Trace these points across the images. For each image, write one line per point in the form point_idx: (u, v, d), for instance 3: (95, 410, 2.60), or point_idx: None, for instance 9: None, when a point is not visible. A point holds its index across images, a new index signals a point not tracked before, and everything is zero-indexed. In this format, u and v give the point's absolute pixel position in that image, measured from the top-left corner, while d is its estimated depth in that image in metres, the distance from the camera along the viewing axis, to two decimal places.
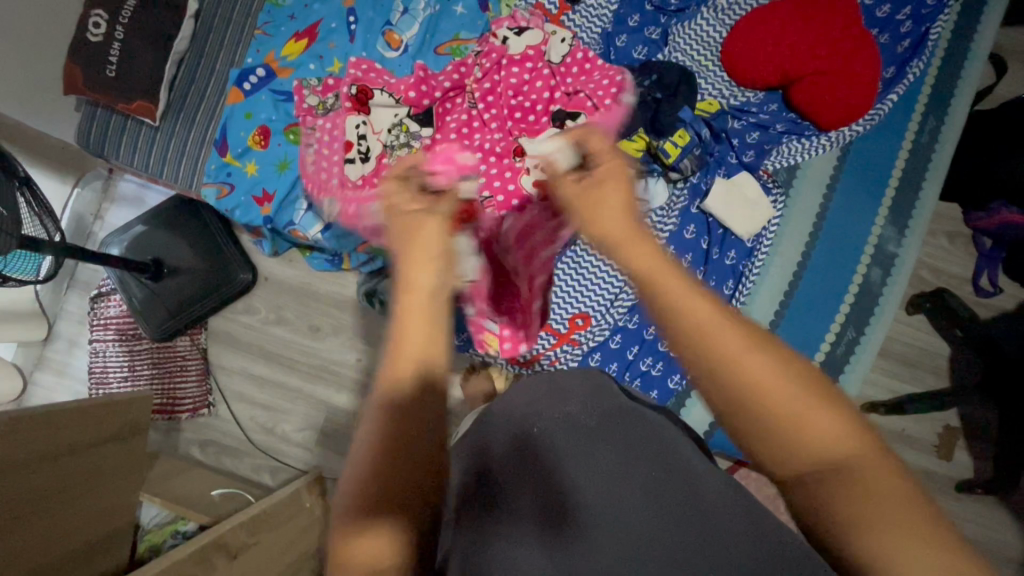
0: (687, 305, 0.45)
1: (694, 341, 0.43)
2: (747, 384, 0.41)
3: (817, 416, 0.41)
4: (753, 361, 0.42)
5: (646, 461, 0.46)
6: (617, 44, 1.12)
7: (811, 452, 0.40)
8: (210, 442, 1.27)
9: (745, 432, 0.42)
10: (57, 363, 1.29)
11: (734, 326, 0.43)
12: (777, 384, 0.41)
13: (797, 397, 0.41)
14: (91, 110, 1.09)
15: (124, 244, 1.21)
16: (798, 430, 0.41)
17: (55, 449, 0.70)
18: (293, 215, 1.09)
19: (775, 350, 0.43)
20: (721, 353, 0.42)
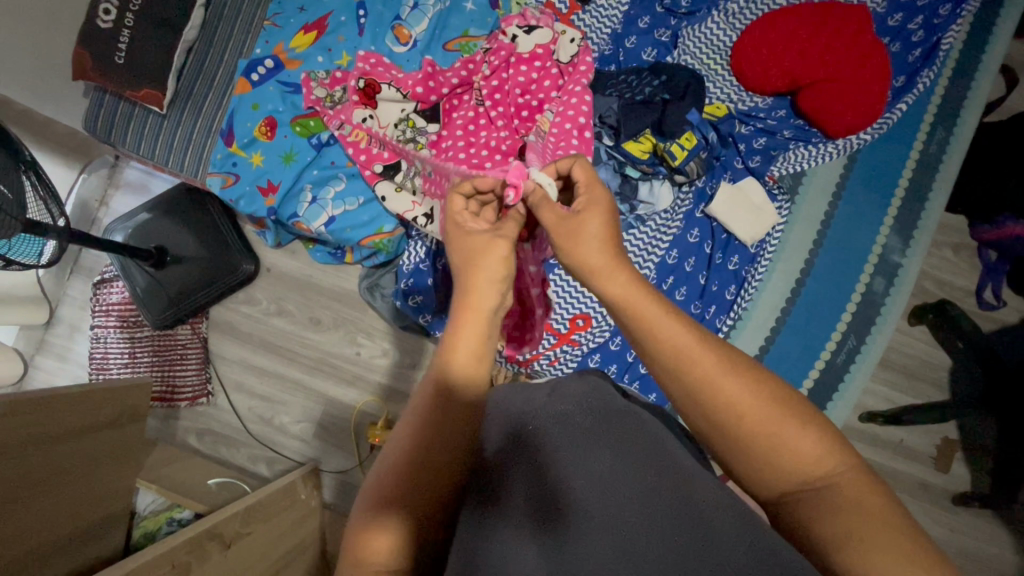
0: (666, 337, 0.48)
1: (676, 370, 0.47)
2: (722, 406, 0.45)
3: (787, 433, 0.44)
4: (729, 389, 0.45)
5: (642, 463, 0.46)
6: (626, 46, 1.12)
7: (779, 464, 0.44)
8: (208, 431, 1.27)
9: (721, 447, 0.46)
10: (58, 348, 1.29)
11: (709, 349, 0.47)
12: (749, 405, 0.44)
13: (768, 416, 0.44)
14: (99, 96, 1.09)
15: (128, 232, 1.22)
16: (767, 446, 0.44)
17: (54, 433, 0.70)
18: (297, 207, 1.09)
19: (747, 371, 0.46)
20: (698, 377, 0.46)
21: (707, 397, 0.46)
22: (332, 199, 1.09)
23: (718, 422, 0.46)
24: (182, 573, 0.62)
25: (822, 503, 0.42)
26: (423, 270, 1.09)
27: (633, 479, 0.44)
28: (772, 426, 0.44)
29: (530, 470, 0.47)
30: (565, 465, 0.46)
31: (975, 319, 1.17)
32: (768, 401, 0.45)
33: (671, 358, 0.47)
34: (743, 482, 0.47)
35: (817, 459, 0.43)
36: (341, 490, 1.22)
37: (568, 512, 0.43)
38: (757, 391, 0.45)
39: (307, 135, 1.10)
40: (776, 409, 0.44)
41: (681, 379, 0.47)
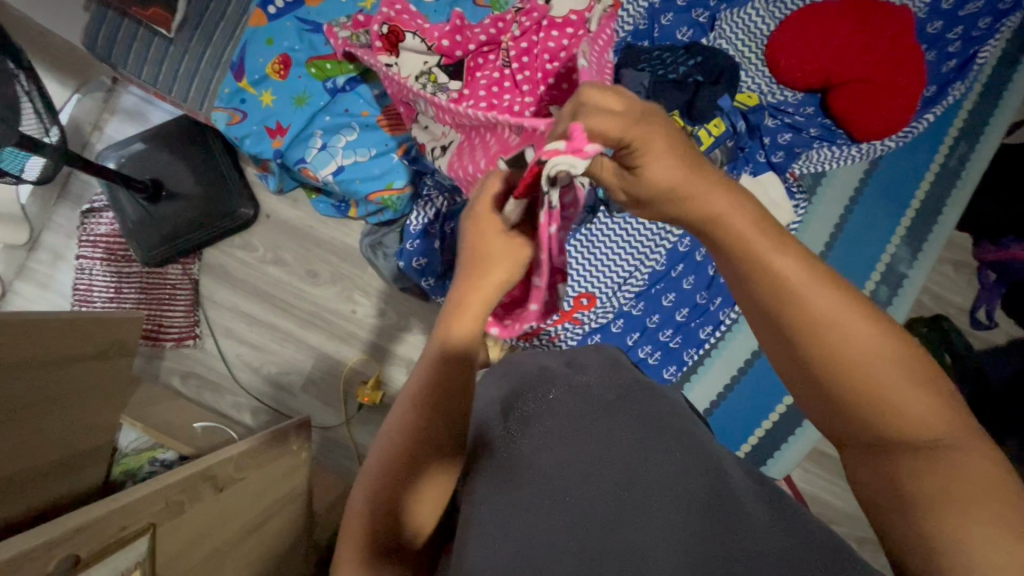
0: (783, 268, 0.43)
1: (788, 303, 0.43)
2: (830, 351, 0.42)
3: (898, 392, 0.41)
4: (844, 332, 0.42)
5: (670, 442, 0.46)
6: (662, 22, 1.08)
7: (881, 422, 0.41)
8: (192, 374, 1.24)
9: (818, 390, 0.43)
10: (40, 275, 1.24)
11: (827, 290, 0.43)
12: (873, 361, 0.41)
13: (883, 368, 0.41)
14: (102, 11, 1.02)
15: (121, 160, 1.16)
16: (873, 398, 0.41)
17: (43, 359, 0.67)
18: (305, 153, 1.04)
19: (873, 322, 0.42)
20: (810, 318, 0.42)
21: (816, 340, 0.42)
22: (343, 147, 1.05)
23: (821, 365, 0.42)
24: (176, 511, 0.60)
25: (917, 462, 0.39)
26: (430, 233, 1.05)
27: (657, 458, 0.44)
28: (885, 381, 0.41)
29: (543, 435, 0.46)
30: (593, 433, 0.46)
31: (966, 337, 1.19)
32: (896, 359, 0.41)
33: (789, 289, 0.43)
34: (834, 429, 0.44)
35: (927, 422, 0.40)
36: (326, 445, 1.21)
37: (584, 483, 0.43)
38: (879, 342, 0.41)
39: (322, 79, 1.05)
40: (896, 364, 0.41)
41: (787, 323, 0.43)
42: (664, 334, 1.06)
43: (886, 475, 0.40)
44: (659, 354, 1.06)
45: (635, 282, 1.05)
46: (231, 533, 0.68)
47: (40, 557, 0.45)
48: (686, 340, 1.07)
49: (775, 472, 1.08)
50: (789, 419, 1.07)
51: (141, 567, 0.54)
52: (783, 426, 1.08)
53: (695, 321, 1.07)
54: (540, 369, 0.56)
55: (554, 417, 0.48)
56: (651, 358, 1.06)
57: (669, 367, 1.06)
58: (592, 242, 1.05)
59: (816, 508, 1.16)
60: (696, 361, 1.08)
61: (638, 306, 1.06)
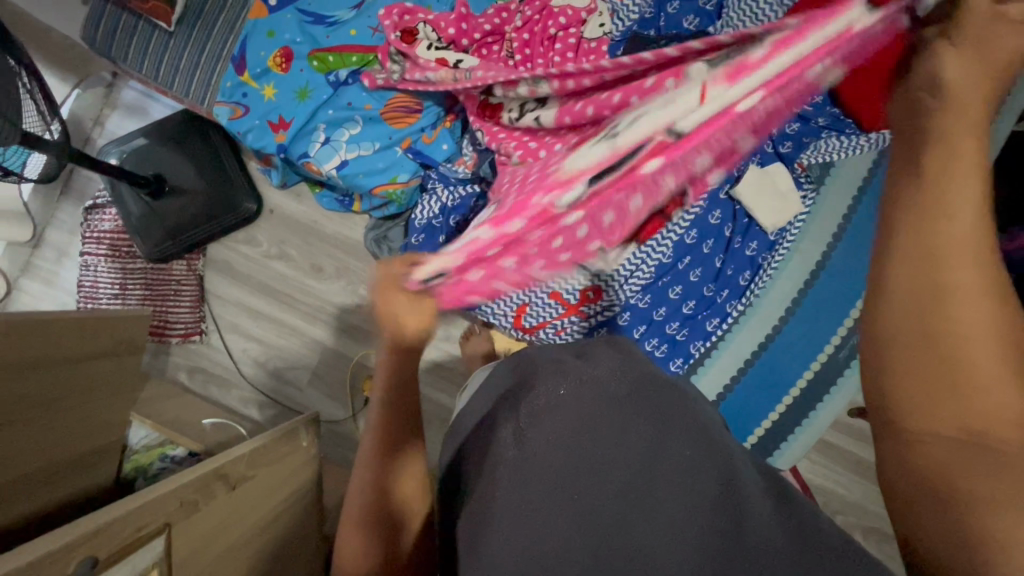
0: (954, 218, 0.34)
1: (929, 256, 0.35)
2: (952, 326, 0.34)
3: (1001, 391, 0.33)
4: (978, 307, 0.33)
5: (682, 437, 0.45)
6: (668, 11, 1.05)
7: (964, 414, 0.34)
8: (199, 370, 1.24)
9: (895, 363, 0.36)
10: (44, 272, 1.24)
11: (980, 257, 0.34)
12: (984, 347, 0.33)
13: (996, 358, 0.33)
14: (101, 5, 1.02)
15: (124, 155, 1.16)
16: (966, 388, 0.34)
17: (52, 359, 0.68)
18: (309, 147, 1.03)
19: (1006, 303, 0.34)
20: (944, 283, 0.34)
21: (937, 308, 0.34)
22: (346, 141, 1.04)
23: (935, 340, 0.34)
24: (189, 512, 0.60)
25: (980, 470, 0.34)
26: (435, 227, 1.05)
27: (671, 455, 0.44)
28: (992, 373, 0.33)
29: (556, 433, 0.46)
30: (605, 426, 0.46)
31: None
32: (1009, 352, 0.33)
33: (929, 247, 0.35)
34: (895, 410, 0.37)
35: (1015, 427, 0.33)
36: (333, 439, 1.22)
37: (597, 480, 0.43)
38: (1005, 330, 0.34)
39: (324, 71, 1.03)
40: (1009, 369, 0.33)
41: (917, 284, 0.35)
42: (671, 327, 1.06)
43: (928, 472, 0.35)
44: (665, 346, 1.07)
45: (642, 273, 1.04)
46: (243, 531, 0.69)
47: (59, 560, 0.46)
48: (692, 332, 1.07)
49: (782, 463, 1.09)
50: (796, 411, 1.07)
51: (158, 566, 0.54)
52: (789, 418, 1.08)
53: (702, 313, 1.06)
54: (550, 362, 0.56)
55: (567, 414, 0.47)
56: (658, 350, 1.06)
57: (676, 360, 1.06)
58: None
59: (821, 498, 1.16)
60: (702, 354, 1.08)
61: (645, 299, 1.06)
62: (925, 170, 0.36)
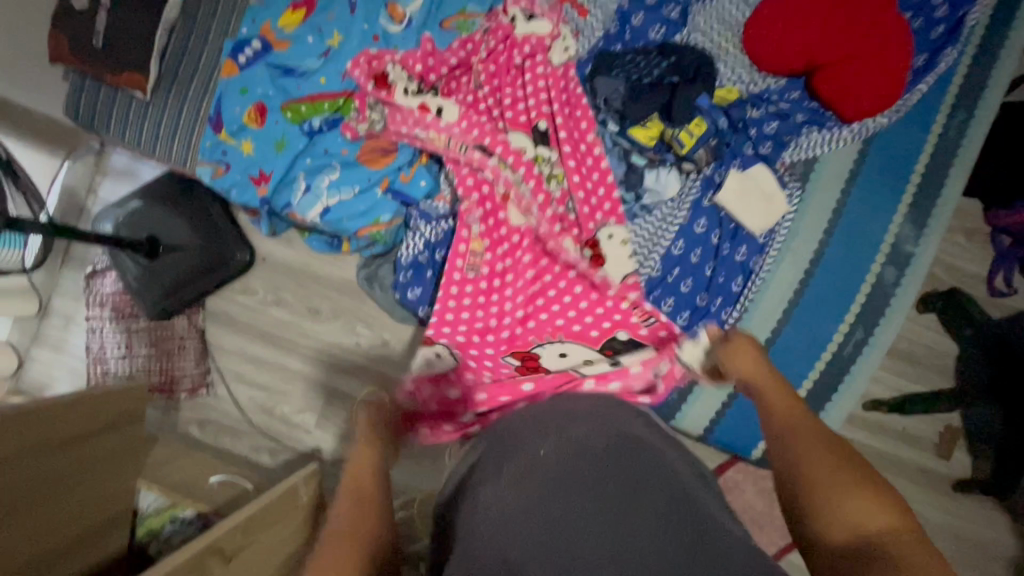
0: (784, 416, 0.67)
1: (780, 435, 0.65)
2: (801, 458, 0.61)
3: (850, 495, 0.55)
4: (810, 451, 0.61)
5: (657, 487, 0.53)
6: (634, 23, 1.04)
7: (839, 517, 0.54)
8: (209, 421, 1.27)
9: (793, 499, 0.58)
10: (54, 339, 1.27)
11: (808, 428, 0.64)
12: (826, 471, 0.58)
13: (837, 475, 0.57)
14: (80, 81, 1.05)
15: (119, 219, 1.17)
16: (829, 500, 0.56)
17: (55, 443, 0.71)
18: (291, 197, 1.05)
19: (836, 451, 0.60)
20: (790, 442, 0.63)
21: (793, 456, 0.61)
22: (327, 188, 1.04)
23: (799, 474, 0.59)
24: None
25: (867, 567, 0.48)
26: (422, 262, 1.08)
27: (641, 504, 0.51)
28: (840, 488, 0.56)
29: (539, 485, 0.55)
30: (588, 480, 0.54)
31: (984, 305, 1.17)
32: (847, 475, 0.57)
33: (777, 431, 0.65)
34: (806, 538, 0.55)
35: (871, 519, 0.52)
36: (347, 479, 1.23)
37: (581, 532, 0.50)
38: (838, 464, 0.59)
39: (298, 121, 1.04)
40: (853, 485, 0.56)
41: (779, 445, 0.64)
42: None
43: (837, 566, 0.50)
44: None
45: None
46: None
47: None
48: None
49: None
50: None
51: None
52: None
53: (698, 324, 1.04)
54: (534, 423, 0.64)
55: (550, 472, 0.55)
56: None
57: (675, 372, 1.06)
58: None
59: None
60: None
61: None
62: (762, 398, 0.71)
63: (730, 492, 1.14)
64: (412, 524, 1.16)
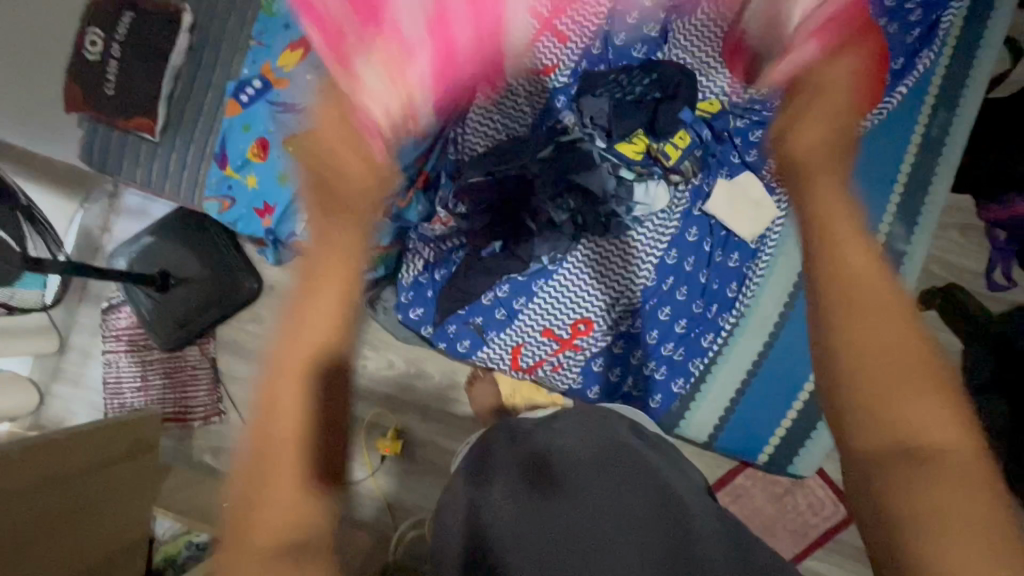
0: (873, 333, 0.54)
1: (859, 360, 0.53)
2: (868, 369, 0.53)
3: (920, 413, 0.51)
4: (890, 376, 0.52)
5: (642, 484, 0.61)
6: (616, 44, 1.10)
7: (911, 439, 0.50)
8: (222, 449, 1.29)
9: (847, 415, 0.53)
10: (72, 374, 1.32)
11: (896, 333, 0.54)
12: (902, 388, 0.52)
13: (912, 389, 0.52)
14: (93, 127, 1.11)
15: (133, 256, 1.23)
16: (900, 425, 0.51)
17: (66, 473, 0.75)
18: (295, 226, 1.09)
19: (918, 358, 0.53)
20: (867, 363, 0.53)
21: (864, 375, 0.53)
22: None
23: (864, 396, 0.52)
24: None
25: (922, 478, 0.49)
26: (422, 283, 1.11)
27: (627, 512, 0.58)
28: (911, 411, 0.51)
29: (538, 483, 0.63)
30: (582, 478, 0.62)
31: (983, 300, 1.17)
32: (925, 388, 0.52)
33: (856, 354, 0.53)
34: (857, 460, 0.52)
35: (942, 436, 0.50)
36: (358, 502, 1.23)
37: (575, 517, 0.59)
38: (920, 382, 0.52)
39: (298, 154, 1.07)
40: (929, 395, 0.52)
41: (859, 366, 0.53)
42: (666, 348, 1.07)
43: (896, 516, 0.49)
44: (664, 369, 1.07)
45: (627, 300, 1.07)
46: None
47: None
48: (689, 350, 1.07)
49: (803, 470, 1.08)
50: (806, 419, 1.07)
51: None
52: (804, 424, 1.07)
53: (695, 331, 1.07)
54: (530, 439, 0.69)
55: (547, 472, 0.64)
56: (657, 373, 1.07)
57: (677, 380, 1.07)
58: (569, 283, 1.08)
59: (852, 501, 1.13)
60: (702, 371, 1.08)
61: (635, 324, 1.07)
62: (845, 294, 0.56)
63: (739, 498, 1.14)
64: (423, 543, 1.17)
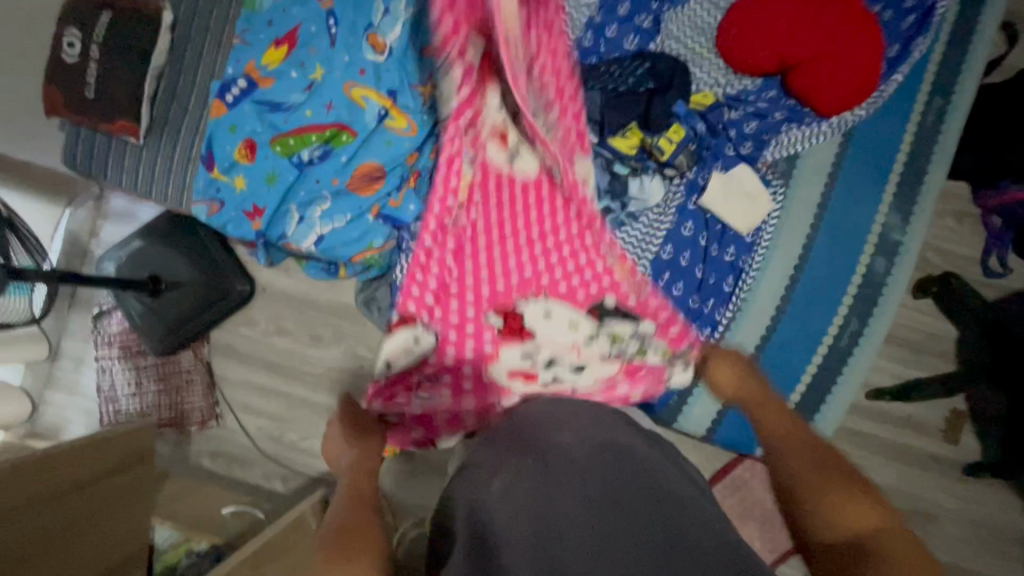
0: (788, 438, 0.74)
1: (781, 454, 0.72)
2: (794, 470, 0.69)
3: (842, 497, 0.63)
4: (805, 469, 0.68)
5: (633, 486, 0.61)
6: (608, 35, 1.06)
7: (838, 517, 0.62)
8: (220, 453, 1.29)
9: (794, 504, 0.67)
10: (66, 382, 1.31)
11: (810, 444, 0.72)
12: (820, 478, 0.66)
13: (827, 479, 0.66)
14: (76, 131, 1.09)
15: (122, 260, 1.20)
16: (829, 505, 0.63)
17: (62, 489, 0.74)
18: (286, 227, 1.08)
19: (835, 463, 0.68)
20: (790, 463, 0.70)
21: (789, 471, 0.70)
22: (320, 217, 1.08)
23: (796, 487, 0.68)
24: None
25: (851, 547, 0.59)
26: None
27: (626, 508, 0.58)
28: (830, 494, 0.64)
29: (532, 491, 0.61)
30: (572, 484, 0.61)
31: (978, 287, 1.17)
32: (842, 481, 0.65)
33: (781, 451, 0.73)
34: (806, 538, 0.64)
35: (864, 520, 0.61)
36: None
37: (564, 522, 0.57)
38: (838, 478, 0.66)
39: (287, 155, 1.05)
40: (846, 485, 0.65)
41: (790, 464, 0.70)
42: None
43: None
44: None
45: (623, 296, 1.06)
46: None
47: None
48: None
49: None
50: (805, 408, 1.07)
51: None
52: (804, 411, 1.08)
53: (692, 326, 1.06)
54: (528, 441, 0.69)
55: (541, 476, 0.62)
56: None
57: None
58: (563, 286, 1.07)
59: None
60: None
61: None
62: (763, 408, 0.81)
63: (738, 490, 1.15)
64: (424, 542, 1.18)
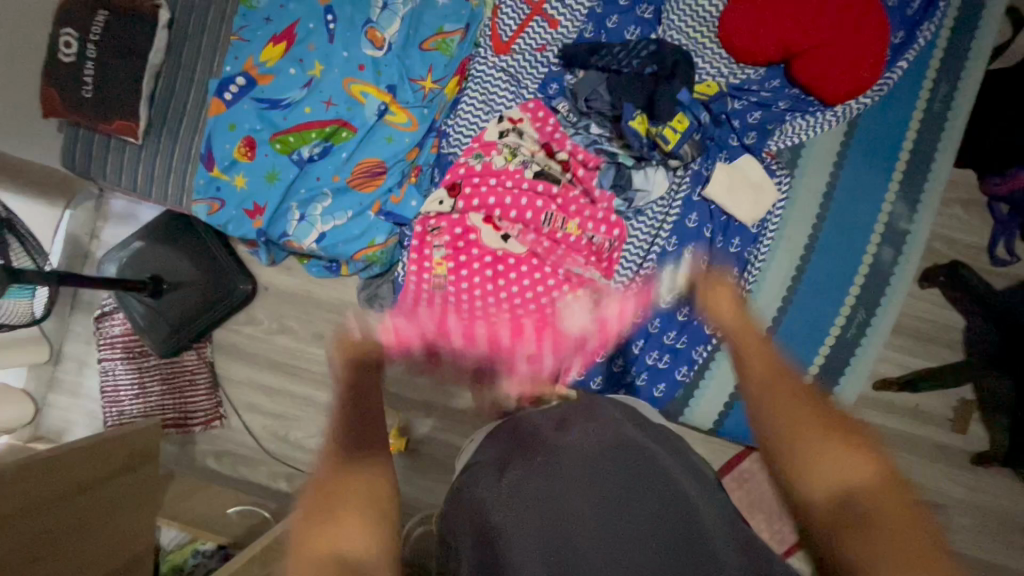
0: (774, 379, 0.68)
1: (767, 401, 0.67)
2: (781, 420, 0.63)
3: (834, 449, 0.59)
4: (795, 416, 0.63)
5: (645, 486, 0.58)
6: (609, 26, 1.07)
7: (831, 472, 0.58)
8: (225, 452, 1.28)
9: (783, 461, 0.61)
10: (68, 384, 1.30)
11: (794, 389, 0.67)
12: (810, 427, 0.62)
13: (817, 429, 0.61)
14: (74, 131, 1.08)
15: (123, 262, 1.20)
16: (822, 460, 0.59)
17: (65, 491, 0.74)
18: (286, 226, 1.07)
19: (824, 409, 0.63)
20: (774, 409, 0.65)
21: (778, 422, 0.63)
22: (321, 215, 1.07)
23: (786, 440, 0.62)
24: None
25: (856, 511, 0.54)
26: None
27: (634, 508, 0.56)
28: (821, 445, 0.60)
29: (539, 487, 0.59)
30: (578, 482, 0.59)
31: (986, 275, 1.16)
32: (835, 429, 0.61)
33: (766, 399, 0.66)
34: (797, 495, 0.59)
35: (858, 472, 0.57)
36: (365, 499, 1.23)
37: (573, 522, 0.56)
38: (829, 425, 0.61)
39: (287, 152, 1.05)
40: (836, 436, 0.60)
41: (777, 417, 0.64)
42: (669, 336, 1.06)
43: (845, 550, 0.53)
44: (667, 357, 1.07)
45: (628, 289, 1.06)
46: None
47: None
48: (692, 338, 1.06)
49: None
50: None
51: None
52: None
53: (697, 318, 1.06)
54: (534, 438, 0.68)
55: (547, 474, 0.60)
56: (660, 363, 1.07)
57: (681, 368, 1.06)
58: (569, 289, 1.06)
59: None
60: (705, 359, 1.07)
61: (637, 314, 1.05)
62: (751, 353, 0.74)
63: (745, 484, 1.14)
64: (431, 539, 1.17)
